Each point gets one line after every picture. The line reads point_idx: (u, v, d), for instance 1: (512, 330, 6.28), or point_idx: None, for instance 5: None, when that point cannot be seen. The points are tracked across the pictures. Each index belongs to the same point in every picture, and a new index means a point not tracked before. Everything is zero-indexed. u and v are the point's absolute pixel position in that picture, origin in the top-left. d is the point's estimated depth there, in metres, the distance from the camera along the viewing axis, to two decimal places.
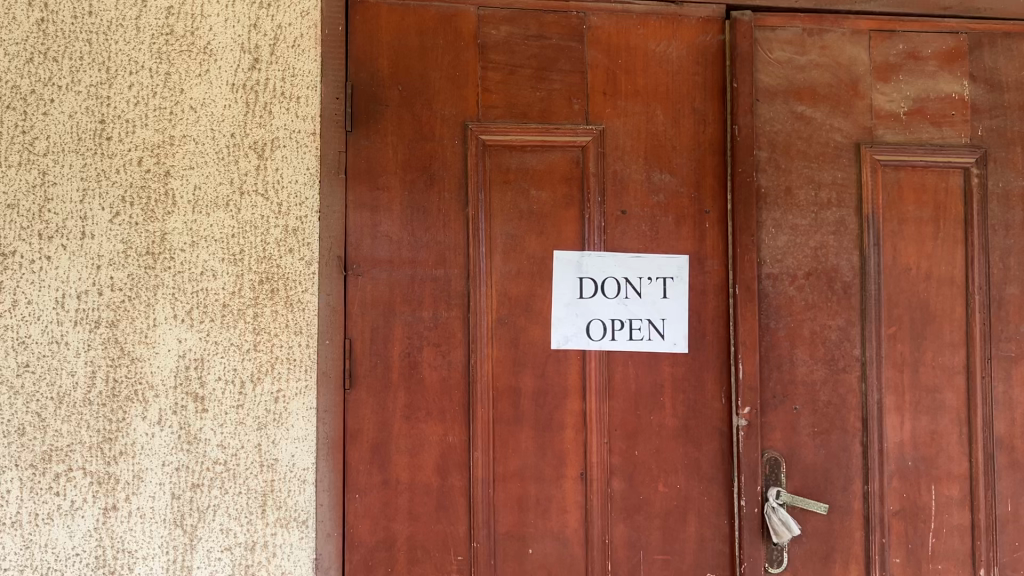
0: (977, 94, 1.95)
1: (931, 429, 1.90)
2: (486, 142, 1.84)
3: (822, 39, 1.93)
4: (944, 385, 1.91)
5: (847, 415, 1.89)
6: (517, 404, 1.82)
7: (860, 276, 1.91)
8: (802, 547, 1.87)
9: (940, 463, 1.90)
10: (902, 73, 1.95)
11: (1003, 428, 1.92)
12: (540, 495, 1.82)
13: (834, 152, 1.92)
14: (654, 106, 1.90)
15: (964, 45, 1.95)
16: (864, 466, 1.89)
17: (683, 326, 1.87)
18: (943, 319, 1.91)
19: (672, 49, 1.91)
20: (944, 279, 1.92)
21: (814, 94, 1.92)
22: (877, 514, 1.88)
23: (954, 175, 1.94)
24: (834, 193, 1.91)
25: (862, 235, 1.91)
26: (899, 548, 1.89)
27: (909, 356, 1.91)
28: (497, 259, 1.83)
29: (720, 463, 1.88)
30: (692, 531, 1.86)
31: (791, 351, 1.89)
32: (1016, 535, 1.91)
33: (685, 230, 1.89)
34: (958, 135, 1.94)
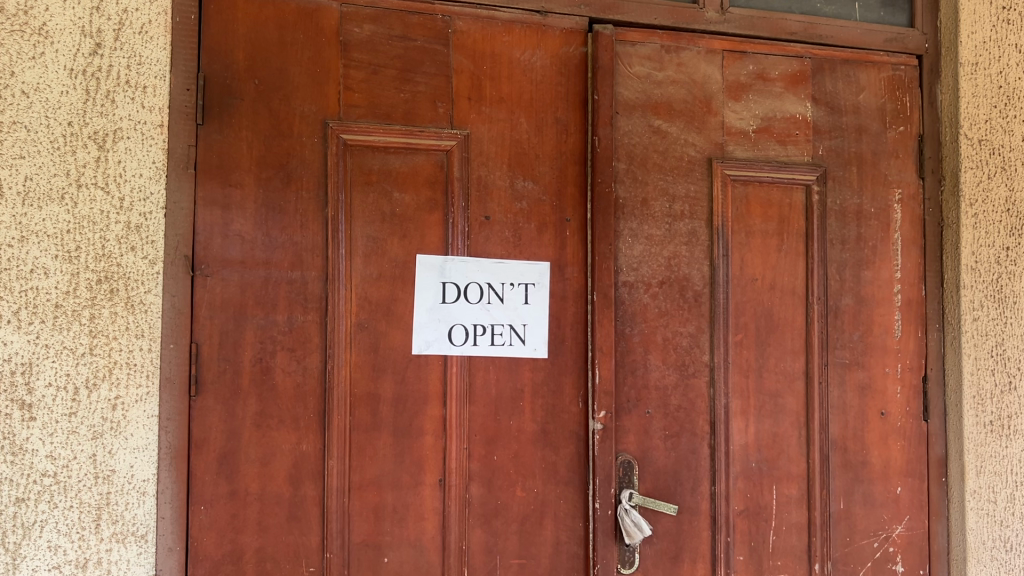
0: (819, 116, 2.07)
1: (772, 431, 2.01)
2: (347, 142, 1.80)
3: (679, 56, 2.01)
4: (784, 390, 2.02)
5: (696, 418, 1.97)
6: (375, 410, 1.79)
7: (710, 285, 1.99)
8: (653, 548, 1.92)
9: (781, 464, 2.01)
10: (751, 93, 2.04)
11: (837, 430, 2.04)
12: (397, 502, 1.79)
13: (688, 166, 1.99)
14: (518, 114, 1.91)
15: (807, 69, 2.07)
16: (711, 467, 1.97)
17: (543, 332, 1.89)
18: (785, 327, 2.02)
19: (536, 58, 1.93)
20: (786, 289, 2.03)
21: (670, 109, 1.99)
22: (723, 513, 1.96)
23: (797, 192, 2.05)
24: (687, 206, 1.99)
25: (713, 246, 1.99)
26: (743, 546, 1.97)
27: (753, 362, 2.00)
28: (357, 261, 1.79)
29: (577, 466, 1.91)
30: (548, 535, 1.88)
31: (645, 357, 1.95)
32: (847, 531, 2.03)
33: (547, 237, 1.91)
34: (801, 154, 2.06)
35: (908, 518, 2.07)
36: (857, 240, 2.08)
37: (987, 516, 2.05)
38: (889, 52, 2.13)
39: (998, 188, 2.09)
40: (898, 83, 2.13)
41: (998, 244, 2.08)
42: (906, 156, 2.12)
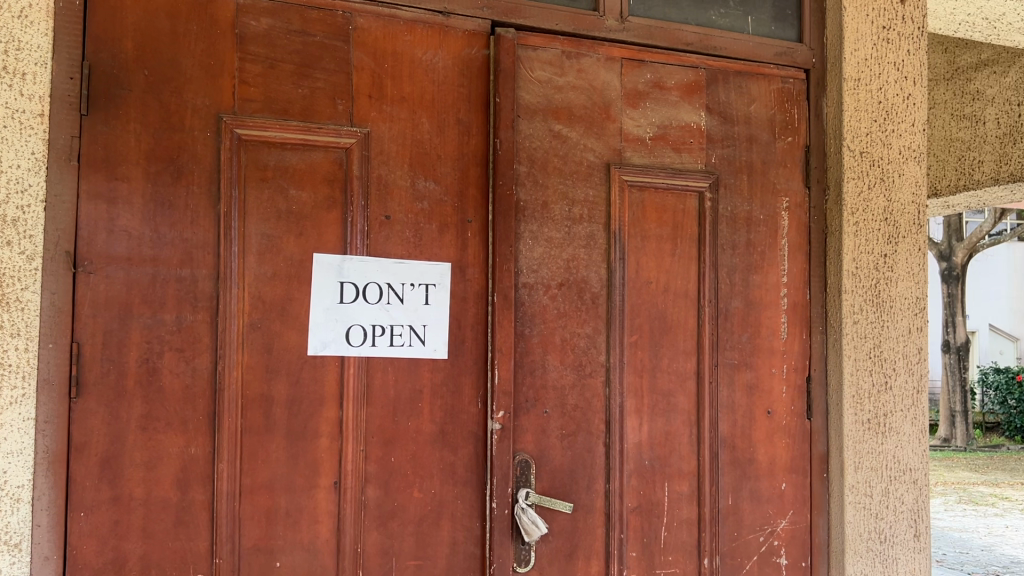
0: (712, 125, 2.14)
1: (665, 430, 2.06)
2: (241, 137, 1.76)
3: (579, 63, 2.04)
4: (676, 389, 2.08)
5: (592, 417, 2.00)
6: (268, 412, 1.75)
7: (607, 287, 2.03)
8: (549, 546, 1.95)
9: (672, 462, 2.07)
10: (648, 101, 2.10)
11: (726, 429, 2.11)
12: (290, 506, 1.76)
13: (587, 171, 2.03)
14: (420, 114, 1.90)
15: (702, 79, 2.14)
16: (606, 466, 2.01)
17: (443, 333, 1.89)
18: (678, 328, 2.08)
19: (438, 59, 1.93)
20: (679, 292, 2.09)
21: (570, 114, 2.02)
22: (616, 511, 2.01)
23: (691, 198, 2.12)
24: (585, 209, 2.02)
25: (610, 250, 2.03)
26: (636, 542, 2.02)
27: (647, 362, 2.06)
28: (250, 259, 1.75)
29: (474, 466, 1.91)
30: (445, 535, 1.88)
31: (543, 358, 1.97)
32: (734, 526, 2.11)
33: (447, 238, 1.91)
34: (695, 161, 2.12)
35: (792, 512, 2.16)
36: (747, 246, 2.16)
37: (864, 510, 2.16)
38: (779, 66, 2.22)
39: (877, 199, 2.22)
40: (787, 95, 2.22)
41: (877, 251, 2.21)
42: (793, 165, 2.21)
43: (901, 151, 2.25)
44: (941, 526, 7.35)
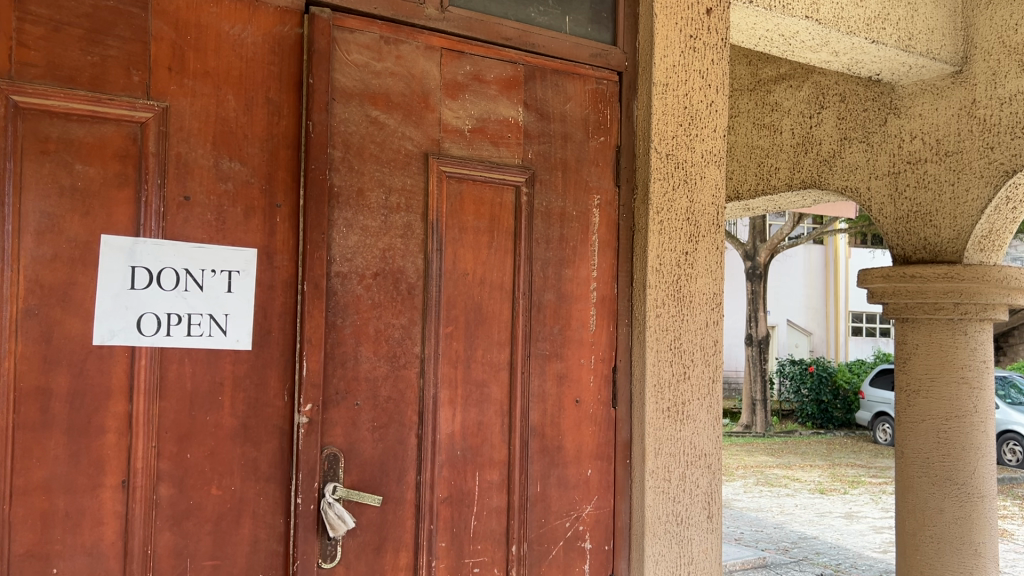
0: (529, 120, 2.18)
1: (478, 420, 2.08)
2: (19, 104, 1.60)
3: (397, 49, 2.01)
4: (490, 380, 2.10)
5: (405, 409, 1.98)
6: (46, 407, 1.61)
7: (423, 278, 2.02)
8: (356, 540, 1.91)
9: (484, 451, 2.09)
10: (468, 93, 2.10)
11: (537, 418, 2.16)
12: (70, 507, 1.63)
13: (404, 160, 2.00)
14: (225, 90, 1.81)
15: (520, 74, 2.17)
16: (417, 457, 2.00)
17: (246, 323, 1.81)
18: (492, 320, 2.10)
19: (247, 34, 1.83)
20: (495, 284, 2.11)
21: (388, 100, 1.99)
22: (427, 502, 2.00)
23: (508, 191, 2.14)
24: (402, 198, 1.99)
25: (426, 240, 2.02)
26: (445, 532, 2.03)
27: (462, 353, 2.06)
28: (27, 239, 1.60)
29: (278, 461, 1.84)
30: (246, 533, 1.81)
31: (356, 349, 1.93)
32: (542, 512, 2.16)
33: (253, 223, 1.83)
34: (513, 156, 2.15)
35: (596, 498, 2.25)
36: (560, 240, 2.21)
37: (662, 493, 2.28)
38: (594, 67, 2.29)
39: (680, 200, 2.35)
40: (601, 96, 2.30)
41: (678, 249, 2.34)
42: (605, 164, 2.29)
43: (703, 155, 2.39)
44: (740, 506, 7.93)
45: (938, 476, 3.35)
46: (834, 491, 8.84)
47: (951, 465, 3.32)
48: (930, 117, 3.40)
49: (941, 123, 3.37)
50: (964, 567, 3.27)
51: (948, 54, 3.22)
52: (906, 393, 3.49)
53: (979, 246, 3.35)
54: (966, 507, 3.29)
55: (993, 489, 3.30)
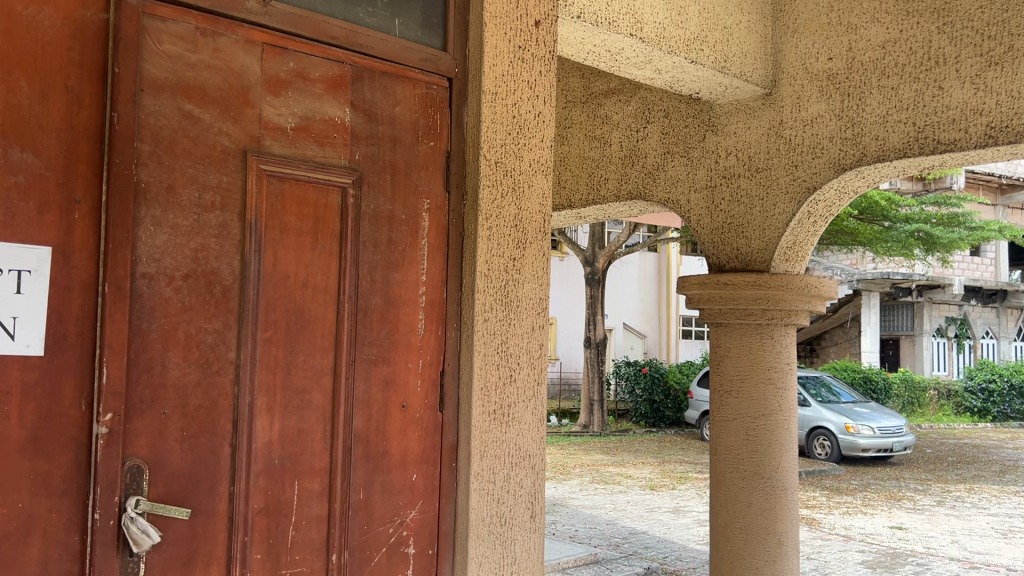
0: (356, 122, 2.14)
1: (297, 427, 2.02)
2: None
3: (214, 41, 1.92)
4: (311, 386, 2.04)
5: (218, 417, 1.90)
6: None
7: (239, 280, 1.94)
8: (162, 556, 1.81)
9: (304, 459, 2.03)
10: (291, 91, 2.04)
11: (361, 424, 2.13)
12: None
13: (221, 157, 1.92)
14: (16, 75, 1.68)
15: (347, 75, 2.13)
16: (230, 467, 1.92)
17: (37, 327, 1.68)
18: (315, 324, 2.05)
19: (44, 16, 1.71)
20: (319, 287, 2.06)
21: (204, 94, 1.90)
22: (240, 513, 1.92)
23: (334, 193, 2.09)
24: (218, 197, 1.91)
25: (244, 241, 1.94)
26: (260, 544, 1.96)
27: (281, 359, 2.00)
28: None
29: (74, 475, 1.72)
30: (34, 553, 1.67)
31: (163, 355, 1.83)
32: (365, 519, 2.13)
33: (48, 219, 1.70)
34: (338, 157, 2.10)
35: (421, 503, 2.24)
36: (388, 244, 2.19)
37: (486, 495, 2.30)
38: (424, 71, 2.28)
39: (508, 207, 2.39)
40: (431, 100, 2.29)
41: (506, 254, 2.37)
42: (435, 169, 2.29)
43: (531, 164, 2.44)
44: (576, 504, 8.16)
45: (748, 471, 3.58)
46: (663, 487, 9.26)
47: (759, 461, 3.57)
48: (743, 135, 3.64)
49: (752, 141, 3.61)
50: (769, 555, 3.50)
51: (759, 76, 3.46)
52: (719, 392, 3.71)
53: (784, 256, 3.65)
54: (771, 499, 3.55)
55: (794, 482, 3.59)
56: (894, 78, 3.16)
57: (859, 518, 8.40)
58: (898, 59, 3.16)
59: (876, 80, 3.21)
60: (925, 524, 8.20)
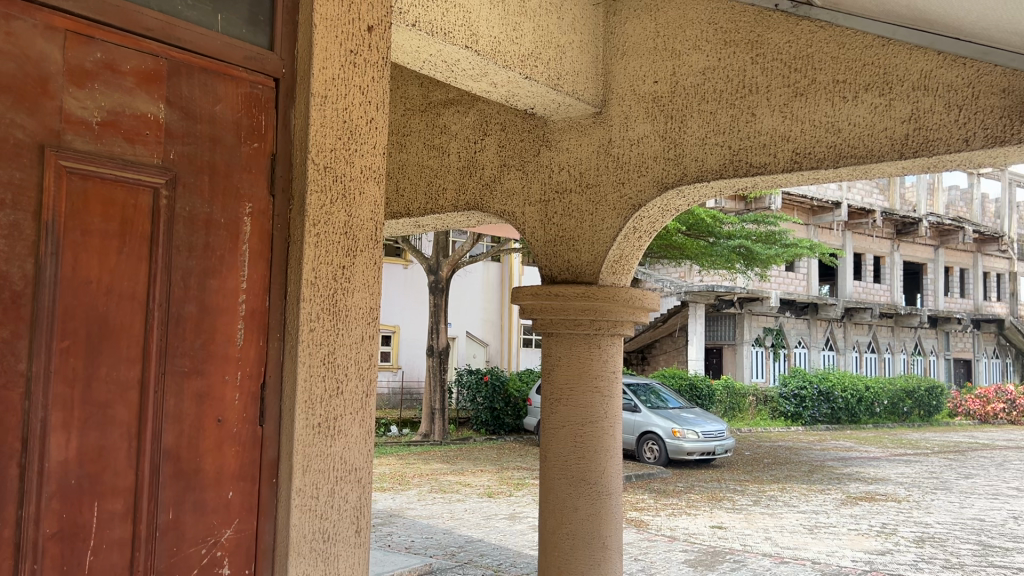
0: (172, 120, 2.03)
1: (98, 444, 1.88)
2: None
3: (8, 25, 1.76)
4: (115, 400, 1.91)
5: (3, 435, 1.74)
6: None
7: (33, 286, 1.78)
8: None
9: (105, 479, 1.89)
10: (97, 83, 1.90)
11: (170, 439, 2.01)
12: None
13: (13, 150, 1.76)
14: None
15: (163, 69, 2.01)
16: (18, 489, 1.76)
17: None
18: (120, 333, 1.92)
19: None
20: (125, 294, 1.92)
21: None
22: (29, 539, 1.76)
23: (144, 194, 1.97)
24: (9, 194, 1.75)
25: (38, 243, 1.79)
26: (53, 572, 1.80)
27: (81, 371, 1.85)
28: None
29: None
30: None
31: None
32: (174, 541, 2.01)
33: None
34: (150, 156, 1.98)
35: (237, 521, 2.14)
36: (204, 249, 2.08)
37: (309, 511, 2.22)
38: (247, 70, 2.20)
39: (338, 213, 2.32)
40: (255, 100, 2.21)
41: (335, 262, 2.30)
42: (258, 172, 2.20)
43: (363, 170, 2.38)
44: (413, 514, 8.10)
45: (575, 476, 3.67)
46: (501, 494, 9.37)
47: (585, 466, 3.67)
48: (575, 151, 3.75)
49: (583, 158, 3.73)
50: (594, 559, 3.60)
51: (591, 95, 3.59)
52: (550, 400, 3.79)
53: (611, 269, 3.78)
54: (597, 503, 3.65)
55: (618, 486, 3.72)
56: (712, 103, 3.36)
57: (683, 519, 8.84)
58: (716, 86, 3.36)
59: (697, 104, 3.40)
60: (742, 522, 8.73)
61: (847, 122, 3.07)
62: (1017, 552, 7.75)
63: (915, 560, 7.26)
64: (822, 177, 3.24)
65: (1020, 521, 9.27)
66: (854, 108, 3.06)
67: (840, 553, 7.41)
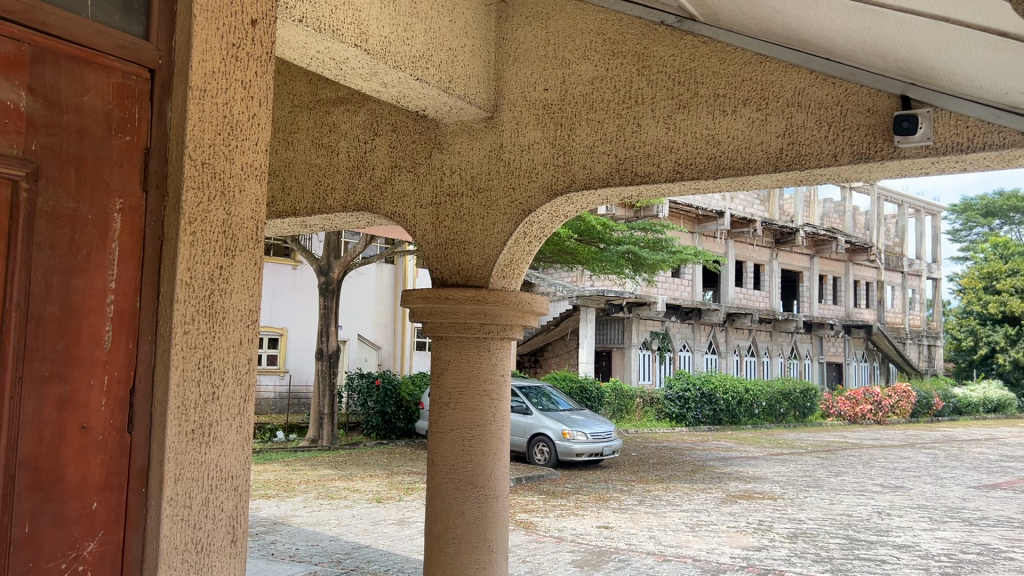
0: (33, 109, 1.91)
1: None
2: None
3: None
4: None
5: None
6: None
7: None
8: None
9: None
10: None
11: (27, 448, 1.89)
12: None
13: None
14: None
15: (25, 55, 1.89)
16: None
17: None
18: None
19: None
20: None
21: None
22: None
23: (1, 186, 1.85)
24: None
25: None
26: None
27: None
28: None
29: None
30: None
31: None
32: (30, 555, 1.89)
33: None
34: (9, 147, 1.86)
35: (102, 533, 2.02)
36: (69, 246, 1.97)
37: (181, 521, 2.12)
38: (119, 59, 2.09)
39: (216, 211, 2.23)
40: (127, 91, 2.11)
41: (212, 262, 2.22)
42: (130, 167, 2.10)
43: (244, 167, 2.30)
44: (298, 522, 7.91)
45: (462, 481, 3.66)
46: (390, 499, 9.25)
47: (472, 470, 3.67)
48: (466, 155, 3.76)
49: (474, 161, 3.74)
50: (478, 563, 3.60)
51: (482, 100, 3.60)
52: (438, 403, 3.77)
53: (502, 272, 3.79)
54: (483, 507, 3.65)
55: (504, 490, 3.73)
56: (600, 112, 3.43)
57: (570, 520, 8.96)
58: (604, 95, 3.44)
59: (585, 113, 3.46)
60: (627, 522, 8.93)
61: (727, 135, 3.19)
62: (881, 545, 8.22)
63: (788, 554, 7.61)
64: (703, 187, 3.35)
65: (883, 516, 9.84)
66: (733, 121, 3.18)
67: (719, 550, 7.68)
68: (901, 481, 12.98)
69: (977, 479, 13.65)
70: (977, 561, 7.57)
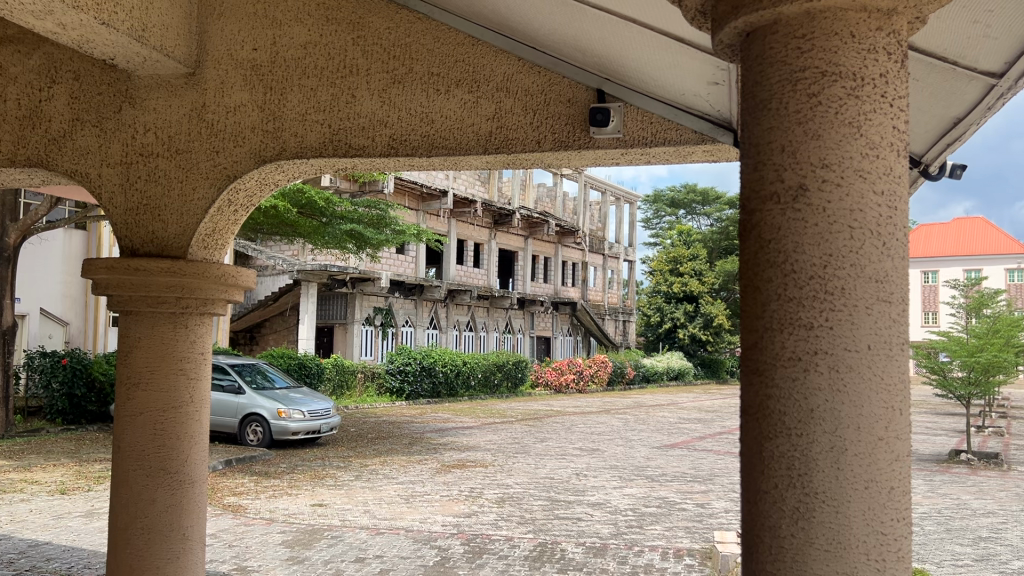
0: None
1: None
2: None
3: None
4: None
5: None
6: None
7: None
8: None
9: None
10: None
11: None
12: None
13: None
14: None
15: None
16: None
17: None
18: None
19: None
20: None
21: None
22: None
23: None
24: None
25: None
26: None
27: None
28: None
29: None
30: None
31: None
32: None
33: None
34: None
35: None
36: None
37: None
38: None
39: None
40: None
41: None
42: None
43: None
44: None
45: (153, 467, 3.39)
46: (76, 490, 8.40)
47: (165, 455, 3.40)
48: (163, 113, 3.46)
49: (172, 120, 3.45)
50: (171, 553, 3.37)
51: (182, 54, 3.33)
52: (125, 385, 3.43)
53: (202, 243, 3.54)
54: (176, 493, 3.41)
55: (201, 473, 3.51)
56: (313, 79, 3.32)
57: (282, 500, 8.70)
58: (317, 62, 3.33)
59: (296, 78, 3.33)
60: (342, 498, 8.87)
61: (440, 114, 3.21)
62: (577, 504, 8.93)
63: (495, 518, 8.01)
64: (416, 164, 3.35)
65: (580, 477, 10.70)
66: (446, 101, 3.21)
67: (431, 519, 7.90)
68: (597, 445, 14.20)
69: (659, 440, 15.31)
70: (656, 513, 8.50)
